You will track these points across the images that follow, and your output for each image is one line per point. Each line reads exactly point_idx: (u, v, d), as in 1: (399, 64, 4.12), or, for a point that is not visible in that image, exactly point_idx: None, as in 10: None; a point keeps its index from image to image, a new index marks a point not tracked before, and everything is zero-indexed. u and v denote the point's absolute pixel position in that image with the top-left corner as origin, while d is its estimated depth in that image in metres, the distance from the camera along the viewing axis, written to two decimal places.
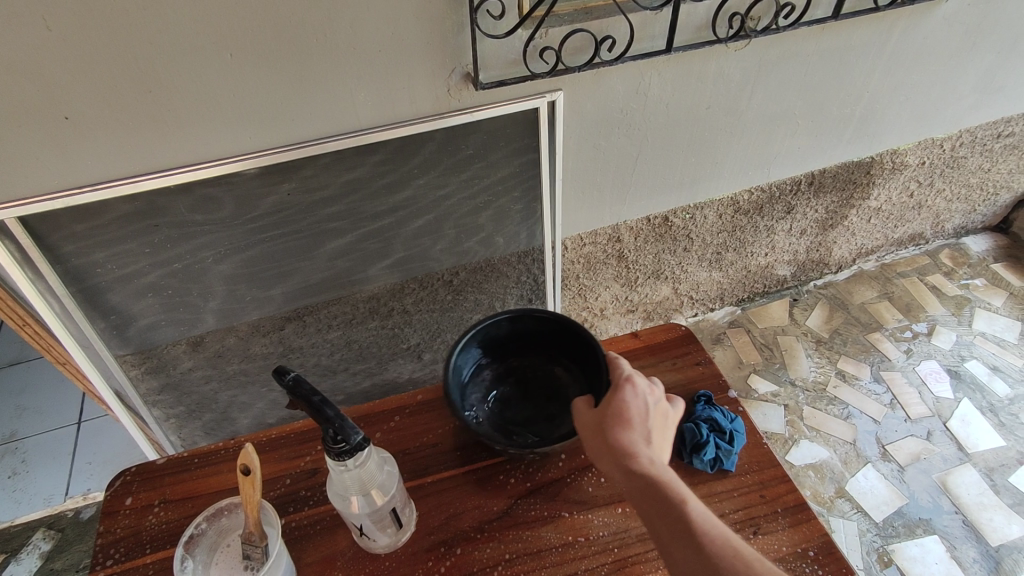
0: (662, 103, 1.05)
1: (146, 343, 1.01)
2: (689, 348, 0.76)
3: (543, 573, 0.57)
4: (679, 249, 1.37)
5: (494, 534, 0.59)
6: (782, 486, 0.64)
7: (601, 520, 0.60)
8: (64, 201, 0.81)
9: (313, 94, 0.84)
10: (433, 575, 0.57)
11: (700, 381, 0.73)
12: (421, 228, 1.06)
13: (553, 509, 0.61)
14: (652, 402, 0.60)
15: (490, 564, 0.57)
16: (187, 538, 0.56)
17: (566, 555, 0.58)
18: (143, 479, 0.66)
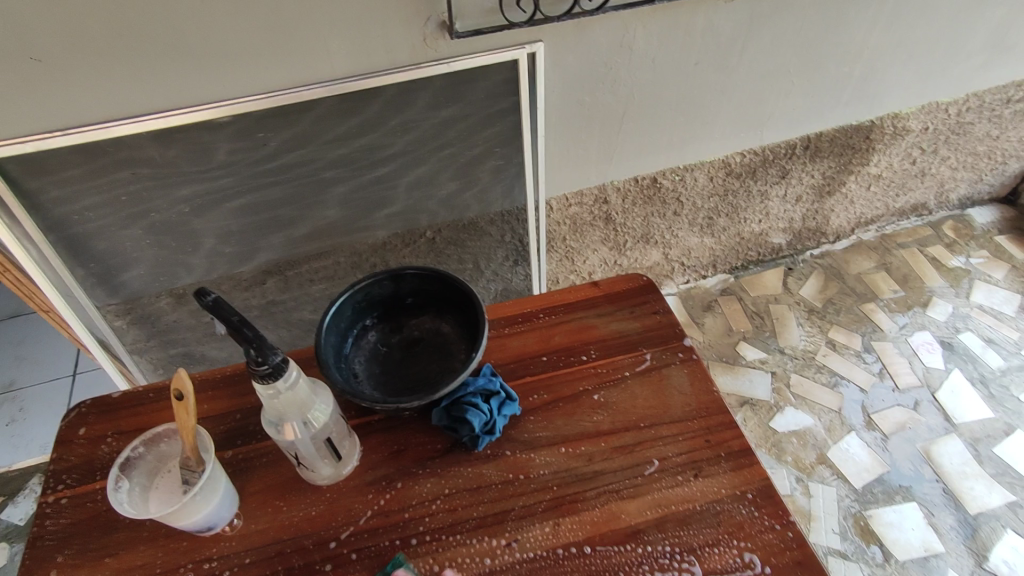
0: (647, 57, 1.02)
1: (128, 294, 1.02)
2: (650, 299, 0.73)
3: (480, 508, 0.57)
4: (669, 213, 1.35)
5: (435, 470, 0.59)
6: (728, 431, 0.61)
7: (543, 460, 0.60)
8: (37, 145, 0.81)
9: (285, 41, 0.83)
10: (373, 507, 0.57)
11: (657, 330, 0.70)
12: (401, 184, 1.05)
13: (496, 448, 0.61)
14: None
15: (429, 498, 0.58)
16: (122, 462, 0.57)
17: (505, 491, 0.58)
18: (101, 411, 0.67)
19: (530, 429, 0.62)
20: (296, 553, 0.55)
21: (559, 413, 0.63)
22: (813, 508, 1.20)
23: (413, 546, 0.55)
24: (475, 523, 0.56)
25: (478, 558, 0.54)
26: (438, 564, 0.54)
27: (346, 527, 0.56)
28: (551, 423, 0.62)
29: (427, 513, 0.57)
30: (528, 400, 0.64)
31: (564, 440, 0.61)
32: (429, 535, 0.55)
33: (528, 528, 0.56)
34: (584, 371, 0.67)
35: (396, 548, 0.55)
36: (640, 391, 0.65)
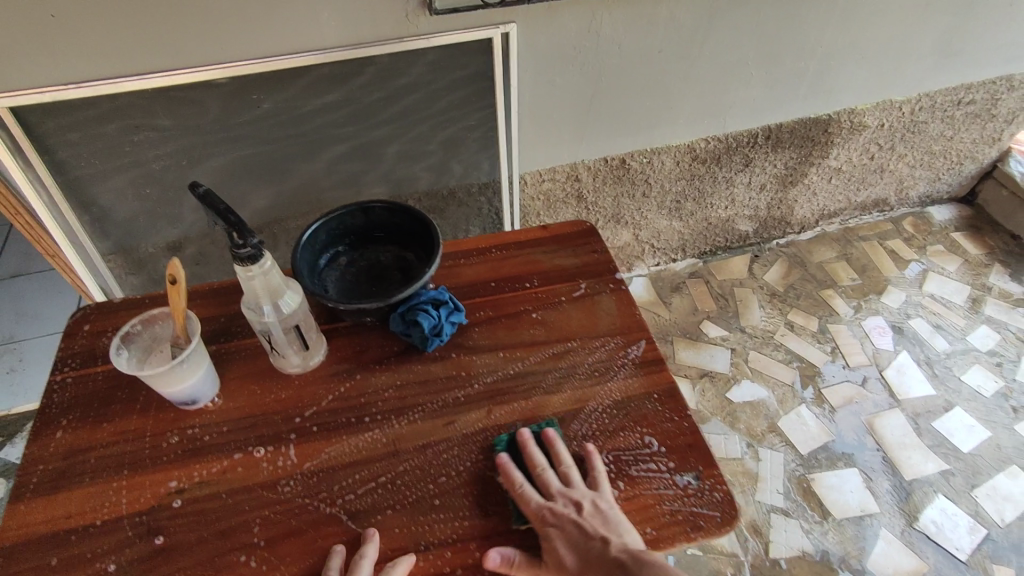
0: (613, 42, 1.12)
1: (129, 241, 1.11)
2: (591, 242, 0.82)
3: (426, 395, 0.65)
4: (638, 195, 1.44)
5: (390, 365, 0.68)
6: (645, 345, 0.70)
7: (483, 360, 0.68)
8: (53, 95, 0.90)
9: (279, 11, 0.92)
10: (333, 392, 0.66)
11: (593, 266, 0.79)
12: (383, 150, 1.14)
13: (444, 350, 0.69)
14: (559, 492, 0.58)
15: (383, 386, 0.66)
16: (122, 333, 0.65)
17: (449, 383, 0.66)
18: (101, 314, 0.75)
19: (473, 337, 0.70)
20: (264, 425, 0.63)
21: (502, 326, 0.72)
22: (761, 470, 1.29)
23: (366, 422, 0.63)
24: (422, 407, 0.65)
25: (421, 433, 0.62)
26: (386, 437, 0.62)
27: (310, 406, 0.64)
28: (490, 332, 0.71)
29: (380, 398, 0.65)
30: (476, 316, 0.73)
31: (503, 347, 0.70)
32: (381, 414, 0.64)
33: (467, 412, 0.64)
34: (525, 295, 0.75)
35: (351, 423, 0.63)
36: (573, 312, 0.73)
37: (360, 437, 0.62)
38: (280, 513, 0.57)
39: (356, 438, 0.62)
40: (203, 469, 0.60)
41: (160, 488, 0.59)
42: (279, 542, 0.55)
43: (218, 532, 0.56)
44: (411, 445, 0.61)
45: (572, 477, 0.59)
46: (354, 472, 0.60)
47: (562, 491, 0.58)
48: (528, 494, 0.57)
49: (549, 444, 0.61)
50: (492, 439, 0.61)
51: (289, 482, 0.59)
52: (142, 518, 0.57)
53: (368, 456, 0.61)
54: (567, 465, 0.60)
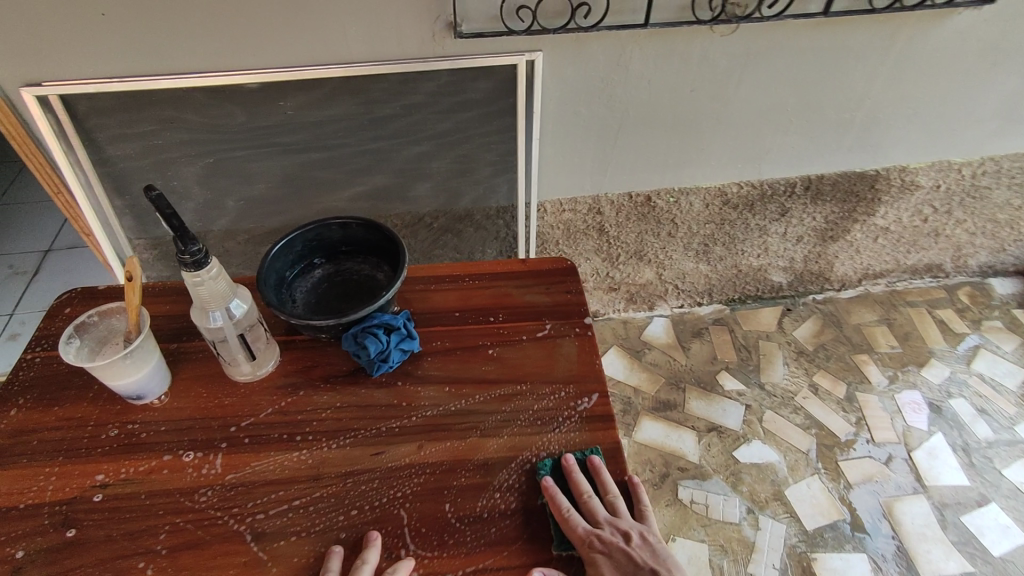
0: (643, 78, 1.09)
1: (157, 229, 1.16)
2: (568, 281, 0.79)
3: (362, 420, 0.65)
4: (663, 234, 1.40)
5: (335, 385, 0.68)
6: (598, 397, 0.68)
7: (428, 393, 0.68)
8: (96, 88, 0.96)
9: (309, 24, 0.95)
10: (274, 405, 0.66)
11: (564, 306, 0.77)
12: (405, 164, 1.16)
13: (391, 378, 0.69)
14: (606, 519, 0.58)
15: (322, 406, 0.67)
16: (76, 325, 0.68)
17: (387, 412, 0.66)
18: (87, 300, 0.79)
19: (424, 368, 0.70)
20: (199, 430, 0.64)
21: (454, 359, 0.71)
22: (757, 540, 1.21)
23: (297, 441, 0.64)
24: (354, 432, 0.65)
25: (348, 460, 0.63)
26: (313, 459, 0.63)
27: (247, 417, 0.66)
28: (443, 365, 0.70)
29: (317, 417, 0.66)
30: (431, 345, 0.72)
31: (452, 382, 0.69)
32: (313, 435, 0.64)
33: (399, 444, 0.64)
34: (489, 330, 0.74)
35: (282, 439, 0.64)
36: (531, 352, 0.72)
37: (287, 455, 0.63)
38: (190, 522, 0.58)
39: (284, 455, 0.63)
40: (131, 466, 0.62)
41: (87, 480, 0.61)
42: (179, 553, 0.56)
43: (126, 533, 0.58)
44: (335, 471, 0.62)
45: (619, 508, 0.60)
46: (271, 491, 0.60)
47: (609, 520, 0.59)
48: (576, 521, 0.57)
49: (596, 473, 0.61)
50: (538, 464, 0.61)
51: (208, 491, 0.60)
52: (61, 508, 0.59)
53: (290, 476, 0.61)
54: (614, 495, 0.61)
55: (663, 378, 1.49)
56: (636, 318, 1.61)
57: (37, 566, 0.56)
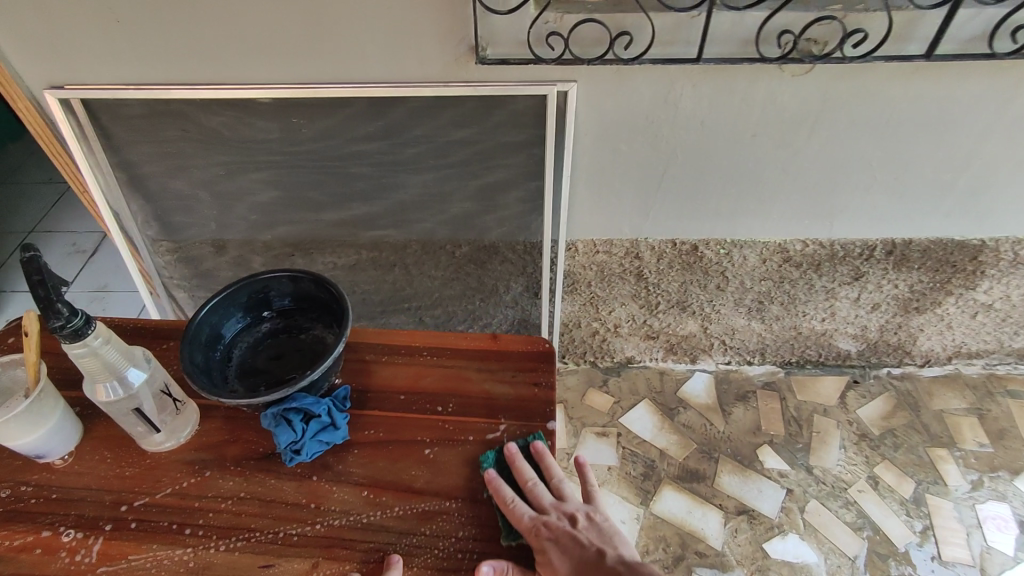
0: (694, 118, 0.95)
1: (177, 234, 1.15)
2: (541, 368, 0.73)
3: (260, 520, 0.60)
4: (710, 286, 1.24)
5: (244, 470, 0.64)
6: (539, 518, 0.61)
7: (341, 496, 0.62)
8: (115, 94, 0.95)
9: (325, 40, 0.89)
10: (175, 485, 0.62)
11: (527, 402, 0.70)
12: (425, 191, 1.06)
13: (307, 471, 0.64)
14: (551, 504, 0.61)
15: (224, 494, 0.62)
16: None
17: (290, 514, 0.61)
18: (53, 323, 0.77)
19: (346, 464, 0.64)
20: (89, 505, 0.61)
21: (383, 454, 0.65)
22: None
23: (185, 535, 0.59)
24: (249, 534, 0.59)
25: (233, 568, 0.57)
26: (195, 561, 0.58)
27: (142, 496, 0.62)
28: (368, 463, 0.65)
29: (213, 509, 0.61)
30: (363, 434, 0.67)
31: (371, 485, 0.63)
32: (205, 530, 0.59)
33: (292, 557, 0.58)
34: (432, 423, 0.68)
35: (170, 530, 0.59)
36: (472, 459, 0.65)
37: (170, 551, 0.58)
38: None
39: (166, 551, 0.58)
40: (8, 538, 0.59)
41: None
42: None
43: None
44: None
45: (563, 491, 0.63)
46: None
47: (555, 505, 0.61)
48: (521, 509, 0.59)
49: (538, 458, 0.64)
50: (483, 457, 0.63)
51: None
52: None
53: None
54: (557, 479, 0.63)
55: (695, 445, 1.34)
56: (675, 370, 1.46)
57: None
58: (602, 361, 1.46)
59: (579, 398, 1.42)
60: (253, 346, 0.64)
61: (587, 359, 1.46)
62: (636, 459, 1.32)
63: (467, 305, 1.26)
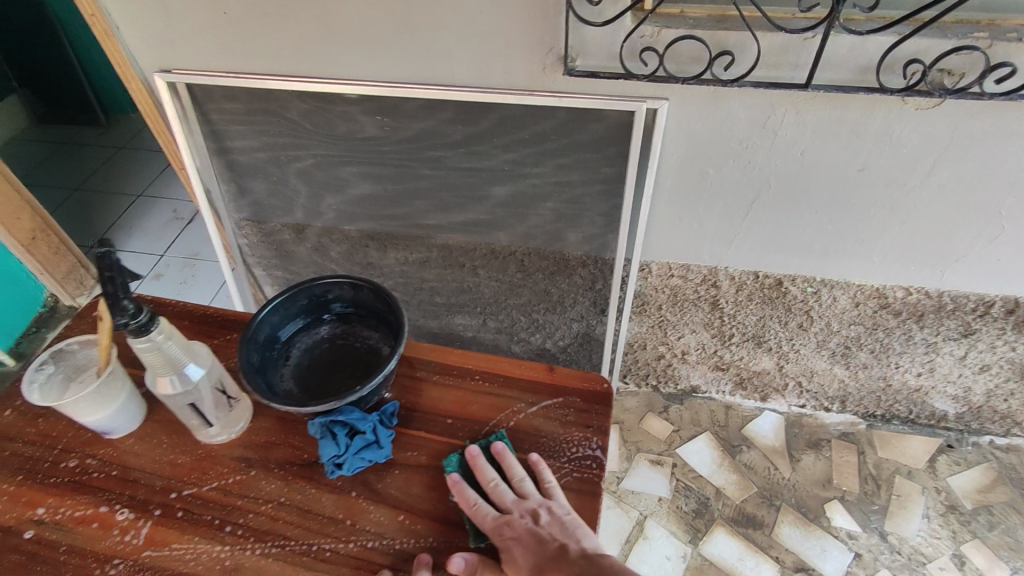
0: (795, 147, 0.88)
1: (261, 217, 1.20)
2: (596, 410, 0.72)
3: (296, 529, 0.62)
4: (792, 324, 1.16)
5: (287, 475, 0.65)
6: None
7: (375, 517, 0.63)
8: (216, 81, 0.99)
9: (414, 42, 0.89)
10: (222, 481, 0.65)
11: (573, 442, 0.69)
12: (500, 198, 1.04)
13: (346, 485, 0.65)
14: (512, 503, 0.62)
15: (264, 497, 0.64)
16: (54, 351, 0.70)
17: (324, 527, 0.62)
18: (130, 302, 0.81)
19: (385, 483, 0.65)
20: (143, 487, 0.65)
21: (422, 480, 0.65)
22: None
23: (224, 532, 0.61)
24: (283, 542, 0.61)
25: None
26: (231, 561, 0.60)
27: (190, 486, 0.65)
28: (405, 486, 0.65)
29: (252, 511, 0.63)
30: (404, 454, 0.67)
31: (405, 510, 0.63)
32: (242, 530, 0.62)
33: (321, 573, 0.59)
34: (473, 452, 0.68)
35: (212, 526, 0.62)
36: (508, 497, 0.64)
37: (208, 546, 0.60)
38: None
39: (204, 546, 0.61)
40: (71, 507, 0.63)
41: (28, 510, 0.63)
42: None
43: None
44: None
45: (525, 489, 0.64)
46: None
47: (518, 504, 0.62)
48: (484, 511, 0.61)
49: (499, 458, 0.65)
50: (446, 457, 0.65)
51: (119, 564, 0.60)
52: None
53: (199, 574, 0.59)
54: (519, 478, 0.64)
55: (756, 489, 1.25)
56: (742, 406, 1.38)
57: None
58: (665, 386, 1.40)
59: (636, 421, 1.37)
60: (311, 346, 0.67)
61: (649, 383, 1.40)
62: (689, 493, 1.26)
63: (531, 314, 1.24)
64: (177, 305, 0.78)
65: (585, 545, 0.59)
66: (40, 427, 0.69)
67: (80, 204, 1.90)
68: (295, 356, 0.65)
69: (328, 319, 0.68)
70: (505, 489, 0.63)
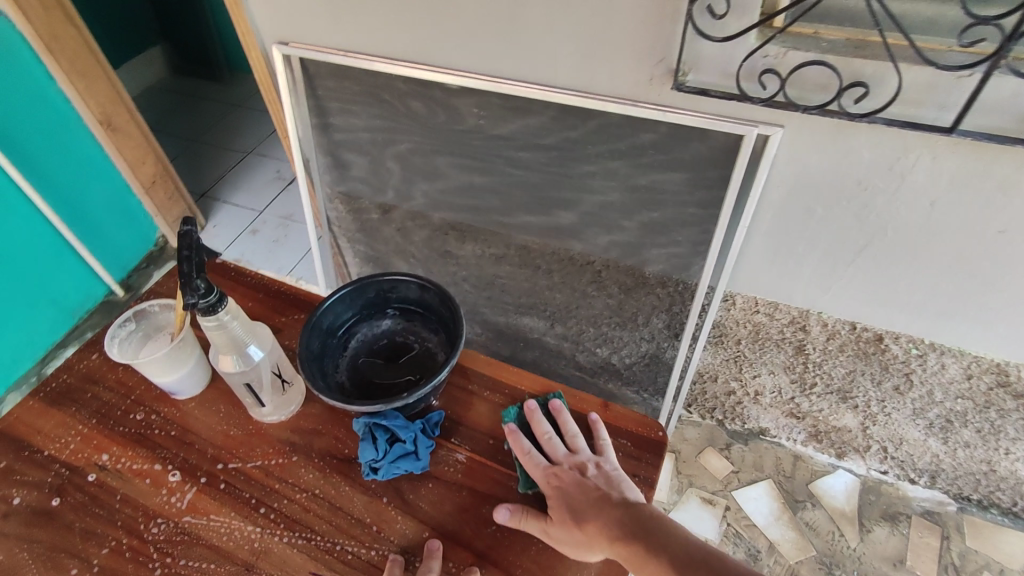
0: (924, 196, 0.78)
1: (350, 192, 1.23)
2: (646, 457, 0.69)
3: (324, 524, 0.63)
4: (886, 384, 1.06)
5: (325, 467, 0.67)
6: None
7: (402, 527, 0.63)
8: (326, 57, 1.02)
9: (521, 38, 0.86)
10: (265, 461, 0.67)
11: None
12: (585, 207, 1.01)
13: (379, 489, 0.65)
14: (563, 453, 0.64)
15: (301, 485, 0.66)
16: (138, 310, 0.74)
17: (350, 528, 0.63)
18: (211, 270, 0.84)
19: (416, 495, 0.65)
20: (195, 453, 0.68)
21: (453, 499, 0.65)
22: None
23: (258, 513, 0.64)
24: (310, 535, 0.62)
25: (287, 565, 0.60)
26: (258, 543, 0.62)
27: (236, 460, 0.67)
28: (436, 502, 0.65)
29: (287, 497, 0.65)
30: (441, 467, 0.67)
31: (431, 527, 0.63)
32: (274, 514, 0.63)
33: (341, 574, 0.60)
34: (509, 480, 0.66)
35: (248, 504, 0.64)
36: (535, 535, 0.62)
37: (242, 524, 0.63)
38: (130, 550, 0.62)
39: (238, 523, 0.63)
40: (130, 458, 0.68)
41: (94, 454, 0.68)
42: None
43: (87, 530, 0.63)
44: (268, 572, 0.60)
45: (577, 444, 0.66)
46: (205, 557, 0.61)
47: (569, 456, 0.64)
48: (535, 459, 0.64)
49: (556, 415, 0.68)
50: (504, 409, 0.69)
51: (161, 523, 0.63)
52: (64, 472, 0.67)
53: (229, 550, 0.61)
54: (572, 434, 0.66)
55: (815, 551, 1.16)
56: (814, 459, 1.27)
57: (22, 519, 0.64)
58: (731, 423, 1.31)
59: (693, 454, 1.30)
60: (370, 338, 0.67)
61: (714, 416, 1.32)
62: (739, 542, 1.18)
63: (600, 327, 1.20)
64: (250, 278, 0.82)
65: (630, 498, 0.60)
66: (120, 375, 0.75)
67: (198, 155, 2.05)
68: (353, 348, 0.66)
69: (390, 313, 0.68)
70: (558, 440, 0.66)
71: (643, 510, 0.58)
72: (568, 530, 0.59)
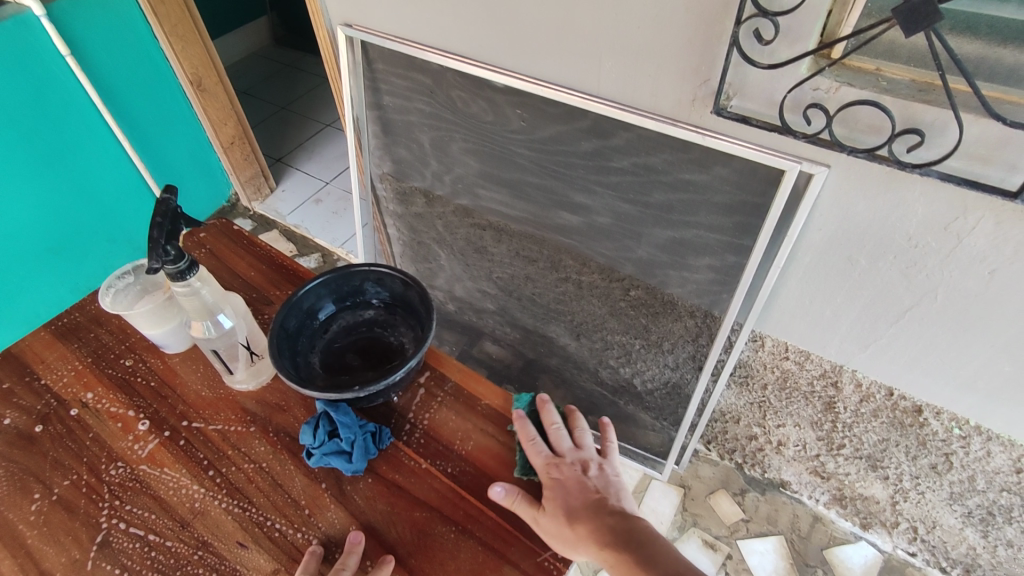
0: (980, 264, 0.69)
1: (394, 177, 1.25)
2: None
3: (263, 499, 0.66)
4: (921, 459, 0.97)
5: (279, 444, 0.70)
6: None
7: (332, 516, 0.65)
8: (384, 43, 1.04)
9: (567, 43, 0.84)
10: (227, 427, 0.71)
11: None
12: (614, 224, 0.98)
13: (322, 476, 0.68)
14: (567, 446, 0.66)
15: (251, 456, 0.69)
16: (135, 265, 0.81)
17: (285, 507, 0.65)
18: (220, 232, 0.91)
19: (353, 488, 0.67)
20: (165, 406, 0.73)
21: (388, 499, 0.66)
22: None
23: (206, 475, 0.68)
24: (245, 505, 0.65)
25: (218, 530, 0.64)
26: (198, 504, 0.66)
27: (200, 420, 0.72)
28: (370, 499, 0.66)
29: (235, 465, 0.68)
30: (390, 467, 0.69)
31: (359, 522, 0.65)
32: (220, 479, 0.67)
33: (262, 550, 0.63)
34: (446, 493, 0.67)
35: (199, 464, 0.68)
36: (458, 551, 0.63)
37: (189, 482, 0.67)
38: (87, 486, 0.67)
39: (186, 480, 0.67)
40: (111, 402, 0.74)
41: (80, 392, 0.74)
42: (59, 507, 0.66)
43: (57, 461, 0.69)
44: (200, 531, 0.64)
45: (583, 441, 0.67)
46: (149, 507, 0.65)
47: (571, 451, 0.66)
48: (539, 448, 0.65)
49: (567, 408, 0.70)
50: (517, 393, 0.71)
51: (120, 467, 0.68)
52: (53, 403, 0.74)
53: (171, 504, 0.66)
54: (580, 431, 0.68)
55: None
56: (835, 524, 1.18)
57: (8, 438, 0.71)
58: (751, 468, 1.24)
59: (704, 493, 1.24)
60: (350, 325, 0.75)
61: (733, 458, 1.25)
62: None
63: (618, 349, 1.15)
64: (270, 251, 0.88)
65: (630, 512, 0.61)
66: (121, 321, 0.81)
67: (282, 123, 2.16)
68: (334, 332, 0.74)
69: (374, 304, 0.76)
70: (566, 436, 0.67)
71: (643, 523, 0.59)
72: (558, 526, 0.60)
